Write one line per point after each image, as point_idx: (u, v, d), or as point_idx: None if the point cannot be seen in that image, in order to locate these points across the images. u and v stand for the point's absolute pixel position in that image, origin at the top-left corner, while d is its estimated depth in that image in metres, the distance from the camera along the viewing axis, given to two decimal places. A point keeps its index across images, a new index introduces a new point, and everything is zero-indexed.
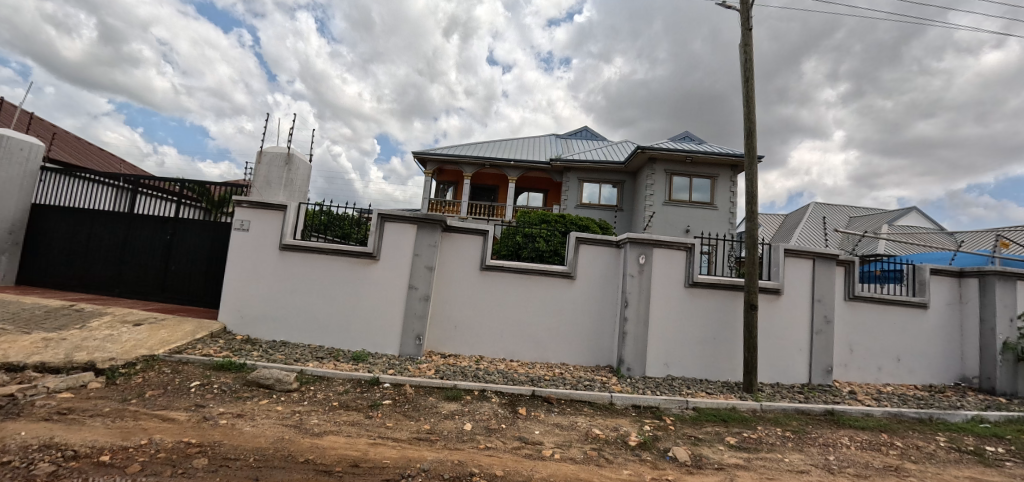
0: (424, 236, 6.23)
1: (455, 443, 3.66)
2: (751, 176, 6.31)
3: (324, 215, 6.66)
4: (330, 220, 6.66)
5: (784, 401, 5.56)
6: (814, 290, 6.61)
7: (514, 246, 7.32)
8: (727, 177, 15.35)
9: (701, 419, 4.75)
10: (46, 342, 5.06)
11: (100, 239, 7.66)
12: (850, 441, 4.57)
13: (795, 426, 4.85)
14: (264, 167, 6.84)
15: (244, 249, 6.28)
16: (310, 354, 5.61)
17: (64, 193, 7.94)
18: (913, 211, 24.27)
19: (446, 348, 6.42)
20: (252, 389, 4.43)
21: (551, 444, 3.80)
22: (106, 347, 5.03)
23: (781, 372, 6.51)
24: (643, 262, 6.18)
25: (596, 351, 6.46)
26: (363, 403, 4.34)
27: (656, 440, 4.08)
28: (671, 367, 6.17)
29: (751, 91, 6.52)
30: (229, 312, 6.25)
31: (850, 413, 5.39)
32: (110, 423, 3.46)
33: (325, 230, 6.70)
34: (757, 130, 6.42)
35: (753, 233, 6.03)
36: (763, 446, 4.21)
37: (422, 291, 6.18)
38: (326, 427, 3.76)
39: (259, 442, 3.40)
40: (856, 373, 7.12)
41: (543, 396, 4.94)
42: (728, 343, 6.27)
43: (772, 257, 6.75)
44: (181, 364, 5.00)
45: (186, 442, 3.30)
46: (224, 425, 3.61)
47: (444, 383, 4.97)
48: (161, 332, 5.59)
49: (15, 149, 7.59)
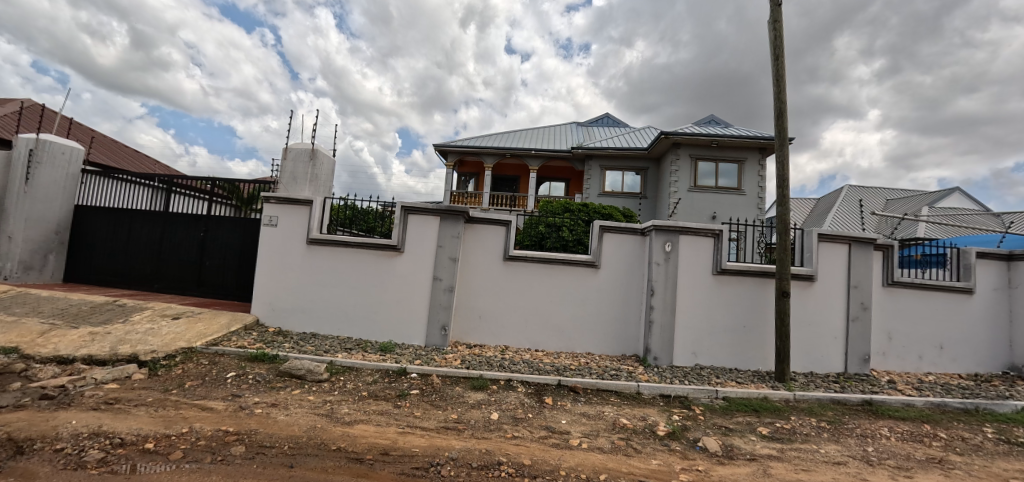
0: (447, 228, 6.25)
1: (482, 432, 3.69)
2: (781, 158, 6.06)
3: (349, 209, 6.76)
4: (355, 214, 6.72)
5: (819, 391, 5.38)
6: (851, 276, 6.34)
7: (537, 236, 7.30)
8: (754, 161, 14.84)
9: (731, 409, 4.64)
10: (93, 336, 5.34)
11: (139, 237, 8.00)
12: (889, 432, 4.39)
13: (830, 416, 4.68)
14: (290, 163, 6.98)
15: (274, 244, 6.44)
16: (339, 346, 5.74)
17: (103, 194, 8.30)
18: (956, 192, 22.96)
19: (471, 338, 6.46)
20: (286, 379, 4.56)
21: (579, 433, 3.78)
22: (148, 340, 5.27)
23: (815, 360, 6.29)
24: (669, 249, 6.05)
25: (623, 340, 6.38)
26: (391, 393, 4.40)
27: (685, 430, 4.01)
28: (699, 356, 6.05)
29: (781, 70, 6.23)
30: (262, 305, 6.43)
31: (890, 404, 5.16)
32: (153, 412, 3.62)
33: (350, 224, 6.76)
34: (788, 110, 6.15)
35: (785, 217, 5.81)
36: (797, 436, 4.08)
37: (447, 282, 6.22)
38: (356, 416, 3.84)
39: (293, 430, 3.50)
40: (895, 362, 6.82)
41: (569, 386, 4.91)
42: (760, 332, 6.10)
43: (805, 243, 6.48)
44: (218, 356, 5.19)
45: (224, 430, 3.42)
46: (260, 414, 3.73)
47: (470, 373, 5.00)
48: (198, 325, 5.83)
49: (58, 153, 7.96)
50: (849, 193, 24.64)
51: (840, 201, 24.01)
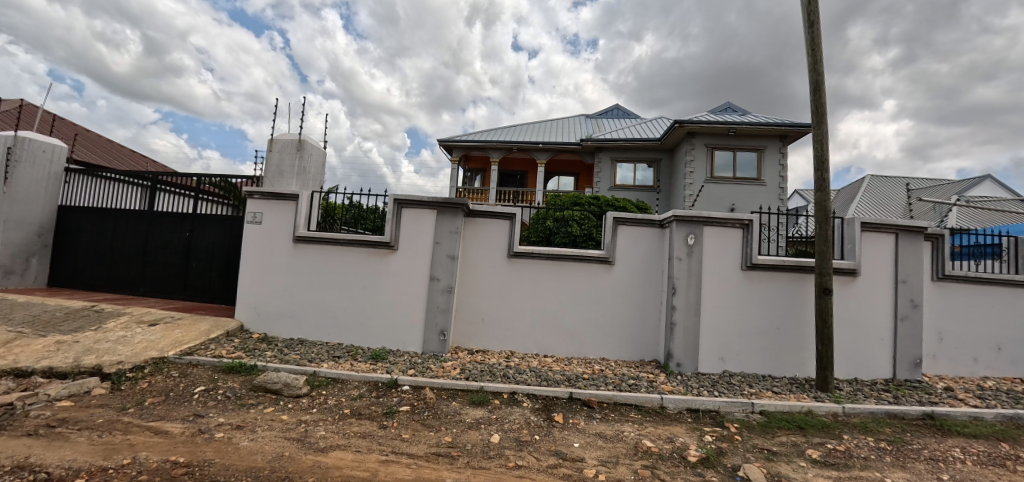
0: (446, 223, 5.68)
1: (479, 460, 3.09)
2: (819, 137, 5.35)
3: (353, 209, 6.28)
4: (361, 213, 6.24)
5: (870, 402, 4.67)
6: (898, 270, 5.63)
7: (544, 231, 6.63)
8: (775, 149, 14.01)
9: (772, 427, 3.98)
10: (58, 345, 4.88)
11: (123, 238, 7.60)
12: (964, 454, 3.70)
13: (889, 434, 3.99)
14: (276, 155, 6.43)
15: (258, 243, 5.94)
16: (326, 353, 5.19)
17: (85, 193, 7.90)
18: (986, 182, 21.78)
19: (473, 344, 5.88)
20: (259, 395, 4.02)
21: (594, 460, 3.17)
22: (117, 350, 4.80)
23: (859, 365, 5.58)
24: (692, 242, 5.40)
25: (641, 343, 5.76)
26: (377, 411, 3.84)
27: (720, 455, 3.37)
28: (728, 362, 5.39)
29: (816, 39, 5.52)
30: (245, 309, 5.93)
31: (955, 418, 4.45)
32: (95, 439, 3.11)
33: (357, 222, 6.28)
34: (826, 84, 5.43)
35: (825, 204, 5.12)
36: (856, 461, 3.42)
37: (445, 282, 5.64)
38: (333, 441, 3.29)
39: (255, 461, 2.95)
40: (947, 366, 6.07)
41: (582, 400, 4.30)
42: (797, 334, 5.41)
43: (846, 233, 5.77)
44: (190, 367, 4.68)
45: (174, 462, 2.89)
46: (220, 439, 3.19)
47: (470, 385, 4.42)
48: (175, 332, 5.35)
49: (38, 151, 7.60)
50: (873, 183, 23.48)
51: (863, 191, 22.89)
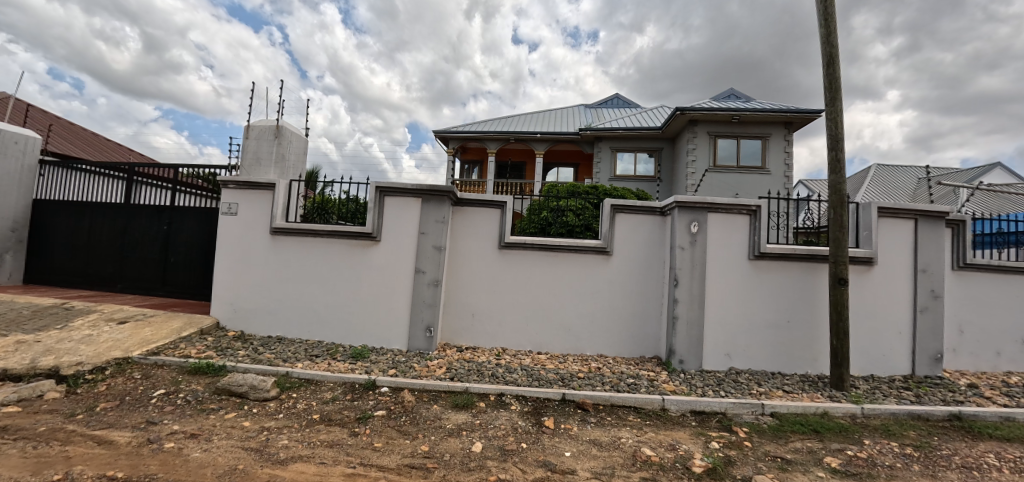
0: (431, 211, 5.31)
1: (457, 474, 2.75)
2: (833, 114, 4.93)
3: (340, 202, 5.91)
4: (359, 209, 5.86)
5: (890, 402, 4.29)
6: (918, 258, 5.23)
7: (540, 223, 6.21)
8: (780, 137, 13.53)
9: (784, 431, 3.62)
10: (17, 345, 4.56)
11: (100, 232, 7.27)
12: (1000, 460, 3.33)
13: (914, 439, 3.62)
14: (253, 143, 6.07)
15: (233, 235, 5.60)
16: (303, 352, 4.86)
17: (60, 186, 7.57)
18: (996, 169, 21.19)
19: (462, 340, 5.54)
20: (223, 399, 3.68)
21: (587, 473, 2.82)
22: (78, 350, 4.48)
23: (876, 361, 5.21)
24: (695, 230, 5.02)
25: (641, 339, 5.40)
26: (350, 416, 3.50)
27: (729, 464, 3.02)
28: (734, 358, 5.03)
29: (830, 7, 5.08)
30: (221, 306, 5.61)
31: (984, 419, 4.07)
32: (28, 451, 2.78)
33: (353, 217, 5.87)
34: (840, 57, 5.01)
35: (839, 188, 4.73)
36: (881, 471, 3.06)
37: (431, 275, 5.28)
38: (295, 451, 2.95)
39: (202, 476, 2.62)
40: (968, 361, 5.68)
41: (576, 402, 3.95)
42: (808, 328, 5.04)
43: (861, 220, 5.37)
44: (155, 368, 4.35)
45: (109, 477, 2.56)
46: (169, 450, 2.87)
47: (454, 386, 4.08)
48: (144, 331, 5.02)
49: (10, 143, 7.29)
50: (878, 171, 22.93)
51: (868, 180, 22.39)
